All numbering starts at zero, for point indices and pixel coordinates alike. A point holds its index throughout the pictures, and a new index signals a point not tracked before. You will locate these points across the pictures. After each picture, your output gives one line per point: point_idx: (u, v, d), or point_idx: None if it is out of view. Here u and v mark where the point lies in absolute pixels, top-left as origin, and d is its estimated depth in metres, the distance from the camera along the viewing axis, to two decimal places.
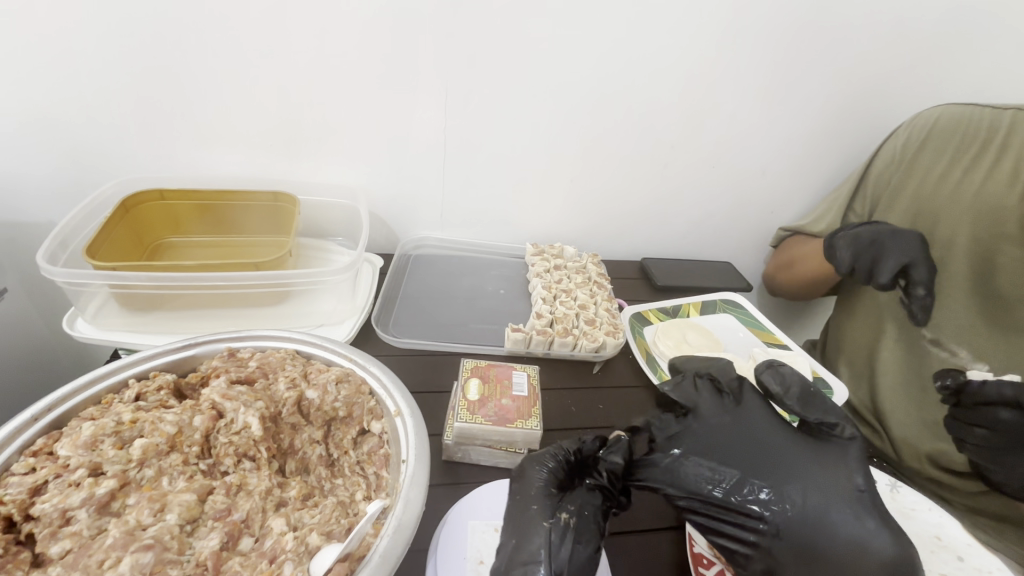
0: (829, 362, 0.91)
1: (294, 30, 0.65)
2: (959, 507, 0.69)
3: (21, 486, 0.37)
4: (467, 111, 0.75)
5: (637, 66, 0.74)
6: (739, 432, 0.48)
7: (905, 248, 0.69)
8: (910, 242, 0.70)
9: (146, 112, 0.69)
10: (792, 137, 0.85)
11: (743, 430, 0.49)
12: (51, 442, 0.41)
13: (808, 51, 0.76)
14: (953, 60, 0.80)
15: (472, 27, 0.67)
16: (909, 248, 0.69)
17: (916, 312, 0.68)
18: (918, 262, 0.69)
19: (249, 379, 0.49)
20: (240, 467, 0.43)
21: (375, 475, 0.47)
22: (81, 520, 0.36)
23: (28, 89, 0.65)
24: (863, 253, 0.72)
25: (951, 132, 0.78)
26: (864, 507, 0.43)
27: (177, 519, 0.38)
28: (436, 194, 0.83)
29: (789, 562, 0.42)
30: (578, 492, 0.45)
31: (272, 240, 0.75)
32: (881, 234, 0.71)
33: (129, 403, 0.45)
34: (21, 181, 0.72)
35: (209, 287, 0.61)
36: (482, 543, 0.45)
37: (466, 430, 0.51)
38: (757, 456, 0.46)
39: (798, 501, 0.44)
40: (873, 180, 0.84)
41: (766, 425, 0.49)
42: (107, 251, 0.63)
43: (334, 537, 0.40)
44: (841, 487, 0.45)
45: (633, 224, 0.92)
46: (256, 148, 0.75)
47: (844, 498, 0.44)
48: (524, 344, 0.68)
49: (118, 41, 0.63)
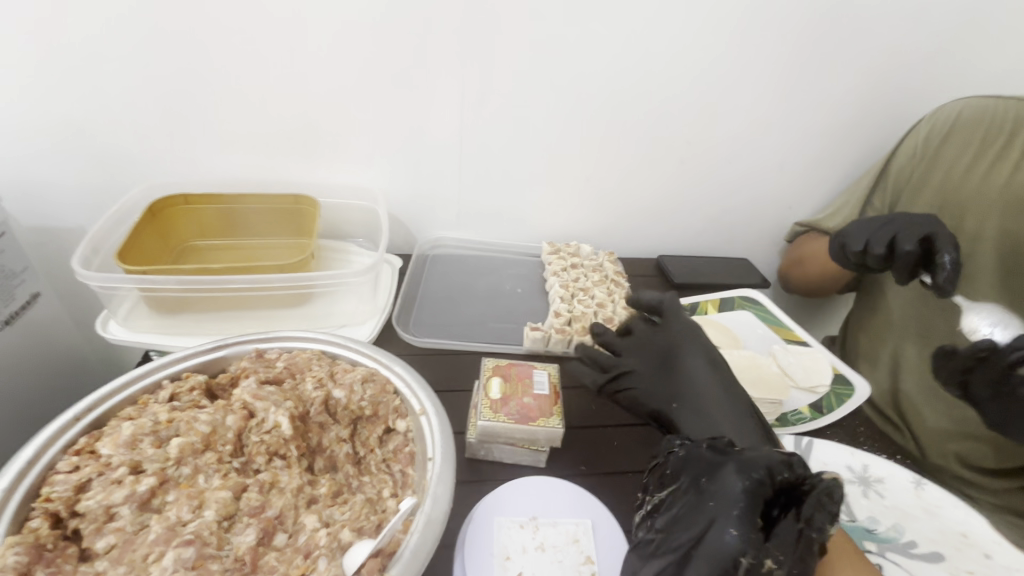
0: (850, 360, 0.90)
1: (313, 36, 0.67)
2: (986, 505, 0.68)
3: (66, 483, 0.38)
4: (482, 111, 0.75)
5: (651, 60, 0.74)
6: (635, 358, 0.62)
7: (921, 222, 0.66)
8: (922, 220, 0.67)
9: (171, 120, 0.71)
10: (809, 130, 0.84)
11: (645, 360, 0.61)
12: (93, 441, 0.42)
13: (823, 44, 0.75)
14: (974, 51, 0.79)
15: (487, 27, 0.68)
16: (925, 222, 0.66)
17: (944, 282, 0.60)
18: (940, 232, 0.64)
19: (277, 379, 0.50)
20: (271, 465, 0.45)
21: (401, 472, 0.48)
22: (124, 516, 0.38)
23: (58, 95, 0.67)
24: (875, 232, 0.69)
25: (975, 125, 0.77)
26: (744, 412, 0.54)
27: (214, 515, 0.39)
28: (452, 193, 0.83)
29: (729, 463, 0.42)
30: (726, 481, 0.41)
31: (293, 243, 0.76)
32: (894, 216, 0.69)
33: (164, 403, 0.46)
34: (51, 189, 0.74)
35: (235, 290, 0.62)
36: (508, 540, 0.45)
37: (489, 428, 0.52)
38: (662, 377, 0.59)
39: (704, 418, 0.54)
40: (894, 176, 0.83)
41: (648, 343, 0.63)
42: (136, 256, 0.65)
43: (365, 533, 0.41)
44: (740, 408, 0.55)
45: (649, 220, 0.92)
46: (276, 152, 0.76)
47: (740, 412, 0.54)
48: (543, 343, 0.70)
49: (143, 49, 0.65)
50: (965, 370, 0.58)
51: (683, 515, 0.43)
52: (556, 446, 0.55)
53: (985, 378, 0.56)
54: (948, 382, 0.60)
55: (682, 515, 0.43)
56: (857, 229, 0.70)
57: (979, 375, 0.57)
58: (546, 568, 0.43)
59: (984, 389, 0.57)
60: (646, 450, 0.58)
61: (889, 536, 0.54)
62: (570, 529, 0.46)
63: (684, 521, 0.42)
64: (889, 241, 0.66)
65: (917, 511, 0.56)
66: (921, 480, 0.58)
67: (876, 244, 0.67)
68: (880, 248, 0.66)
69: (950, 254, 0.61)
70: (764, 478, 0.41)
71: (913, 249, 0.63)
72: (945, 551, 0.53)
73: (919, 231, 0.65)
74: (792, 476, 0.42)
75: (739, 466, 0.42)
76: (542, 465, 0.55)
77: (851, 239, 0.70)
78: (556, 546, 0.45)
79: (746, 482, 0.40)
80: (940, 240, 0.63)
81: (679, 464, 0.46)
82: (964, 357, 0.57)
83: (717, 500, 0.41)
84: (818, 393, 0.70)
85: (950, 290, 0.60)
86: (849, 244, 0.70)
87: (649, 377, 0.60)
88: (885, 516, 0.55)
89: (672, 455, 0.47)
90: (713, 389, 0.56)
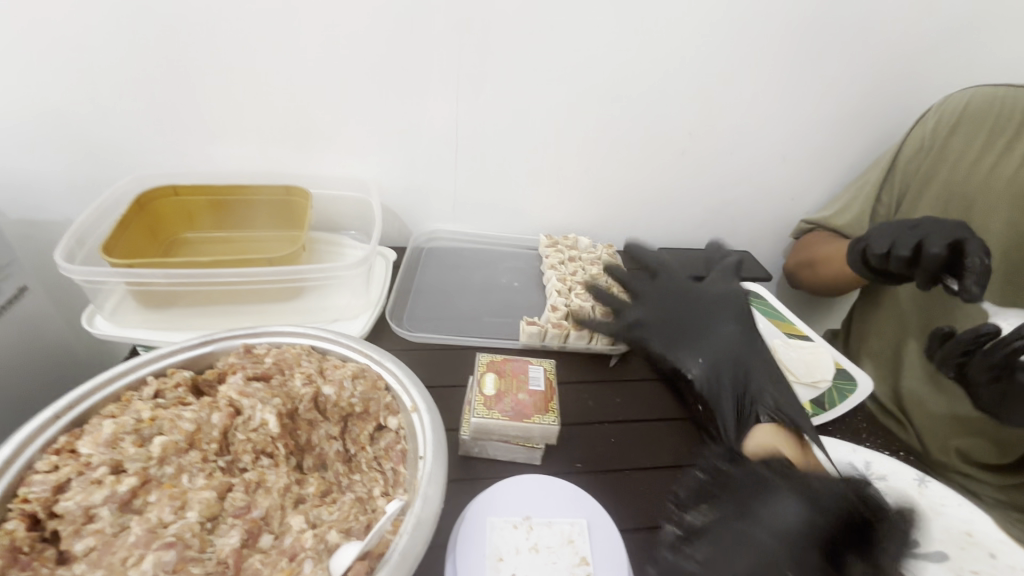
0: (851, 354, 0.89)
1: (302, 22, 0.64)
2: (988, 500, 0.66)
3: (44, 483, 0.37)
4: (477, 100, 0.73)
5: (652, 47, 0.72)
6: (667, 308, 0.66)
7: (950, 226, 0.63)
8: (952, 224, 0.64)
9: (157, 109, 0.69)
10: (815, 120, 0.82)
11: (671, 299, 0.67)
12: (74, 440, 0.41)
13: (830, 30, 0.73)
14: (987, 37, 0.76)
15: (484, 14, 0.66)
16: (954, 227, 0.63)
17: (970, 286, 0.57)
18: (970, 237, 0.61)
19: (266, 375, 0.49)
20: (258, 464, 0.44)
21: (392, 471, 0.46)
22: (104, 518, 0.37)
23: (40, 83, 0.65)
24: (900, 235, 0.66)
25: (984, 115, 0.75)
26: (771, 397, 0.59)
27: (197, 516, 0.38)
28: (448, 183, 0.81)
29: (788, 488, 0.45)
30: (783, 507, 0.43)
31: (284, 235, 0.75)
32: (923, 219, 0.66)
33: (148, 400, 0.45)
34: (37, 180, 0.72)
35: (223, 284, 0.61)
36: (500, 541, 0.44)
37: (483, 425, 0.50)
38: (691, 324, 0.65)
39: (726, 383, 0.60)
40: (902, 170, 0.80)
41: (678, 289, 0.69)
42: (123, 249, 0.63)
43: (353, 534, 0.40)
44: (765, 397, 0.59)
45: (649, 212, 0.90)
46: (267, 142, 0.74)
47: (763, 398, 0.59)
48: (540, 337, 0.68)
49: (126, 36, 0.63)
50: (963, 355, 0.59)
51: (725, 550, 0.42)
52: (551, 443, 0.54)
53: (984, 362, 0.56)
54: (943, 364, 0.61)
55: (724, 545, 0.42)
56: (880, 232, 0.68)
57: (978, 361, 0.57)
58: (540, 570, 0.42)
59: (983, 374, 0.57)
60: (645, 448, 0.57)
61: None
62: (565, 529, 0.45)
63: (728, 551, 0.42)
64: (915, 243, 0.64)
65: (921, 510, 0.55)
66: (924, 478, 0.57)
67: (900, 246, 0.64)
68: (903, 250, 0.63)
69: (980, 258, 0.58)
70: (822, 507, 0.43)
71: (941, 251, 0.60)
72: (949, 550, 0.51)
73: (948, 234, 0.62)
74: (860, 508, 0.44)
75: (796, 493, 0.44)
76: (537, 462, 0.54)
77: (874, 240, 0.68)
78: (549, 547, 0.44)
79: (801, 509, 0.43)
80: (969, 243, 0.60)
81: (728, 489, 0.47)
82: (962, 340, 0.58)
83: (768, 527, 0.43)
84: (820, 388, 0.68)
85: (978, 295, 0.57)
86: (871, 247, 0.68)
87: (682, 326, 0.64)
88: None
89: (718, 481, 0.49)
90: (744, 369, 0.62)
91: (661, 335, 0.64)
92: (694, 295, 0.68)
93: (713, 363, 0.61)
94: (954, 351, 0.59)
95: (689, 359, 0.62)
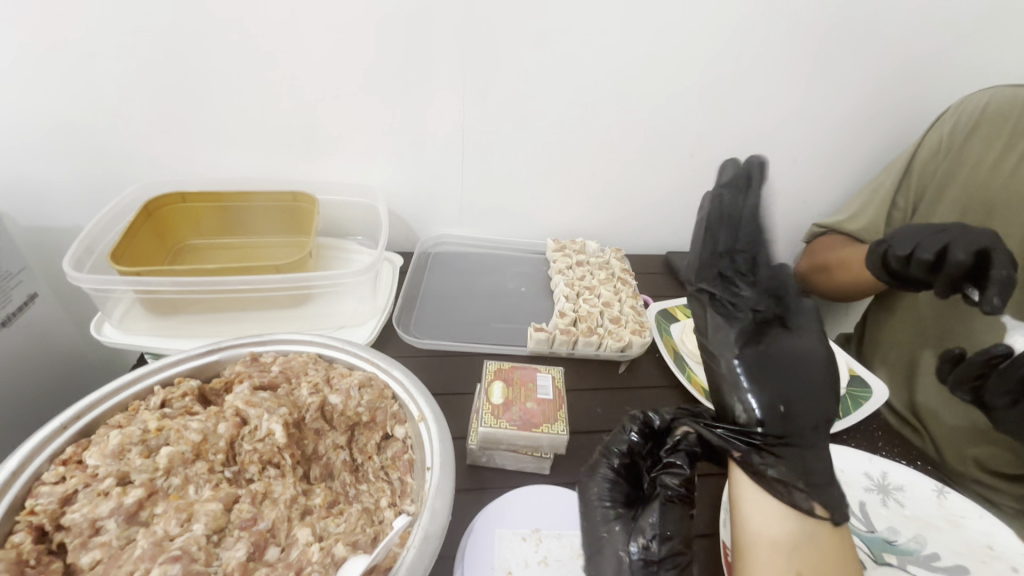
0: (864, 360, 0.88)
1: (307, 29, 0.64)
2: (1007, 511, 0.65)
3: (51, 495, 0.37)
4: (483, 106, 0.73)
5: (659, 51, 0.71)
6: (762, 328, 0.51)
7: (980, 234, 0.61)
8: (984, 232, 0.61)
9: (164, 117, 0.69)
10: (827, 122, 0.80)
11: (765, 322, 0.51)
12: (80, 450, 0.41)
13: (840, 31, 0.72)
14: (1003, 36, 0.74)
15: (488, 19, 0.65)
16: (984, 234, 0.61)
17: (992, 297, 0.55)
18: (999, 248, 0.59)
19: (272, 384, 0.49)
20: (265, 475, 0.43)
21: (399, 481, 0.46)
22: (110, 530, 0.37)
23: (50, 94, 0.65)
24: (925, 238, 0.64)
25: (1003, 116, 0.73)
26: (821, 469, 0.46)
27: (204, 529, 0.37)
28: (454, 189, 0.81)
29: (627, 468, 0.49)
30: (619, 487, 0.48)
31: (291, 241, 0.75)
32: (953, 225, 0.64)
33: (155, 410, 0.44)
34: (46, 188, 0.73)
35: (230, 291, 0.60)
36: (510, 554, 0.44)
37: (490, 435, 0.50)
38: (785, 365, 0.49)
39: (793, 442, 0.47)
40: (918, 173, 0.79)
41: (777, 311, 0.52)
42: (130, 256, 0.63)
43: (360, 547, 0.39)
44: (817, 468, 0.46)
45: (657, 215, 0.89)
46: (273, 148, 0.74)
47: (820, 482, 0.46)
48: (547, 344, 0.67)
49: (133, 45, 0.63)
50: (978, 378, 0.57)
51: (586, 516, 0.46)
52: (561, 453, 0.53)
53: (1000, 386, 0.55)
54: (959, 389, 0.59)
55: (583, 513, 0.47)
56: (904, 235, 0.67)
57: (995, 383, 0.56)
58: None
59: (1001, 397, 0.56)
60: None
61: (910, 548, 0.51)
62: (574, 542, 0.46)
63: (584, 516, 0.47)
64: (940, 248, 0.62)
65: (940, 522, 0.53)
66: (944, 489, 0.56)
67: (924, 249, 0.63)
68: (926, 254, 0.61)
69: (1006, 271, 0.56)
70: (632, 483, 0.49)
71: (965, 257, 0.58)
72: (969, 564, 0.50)
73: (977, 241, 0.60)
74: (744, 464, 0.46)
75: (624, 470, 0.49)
76: (546, 472, 0.53)
77: (897, 243, 0.67)
78: (559, 561, 0.45)
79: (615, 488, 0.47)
80: (996, 253, 0.58)
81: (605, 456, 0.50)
82: (975, 362, 0.57)
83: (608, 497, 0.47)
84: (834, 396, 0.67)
85: (999, 307, 0.54)
86: (893, 248, 0.67)
87: (772, 360, 0.49)
88: (905, 526, 0.53)
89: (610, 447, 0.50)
90: (811, 429, 0.48)
91: (749, 360, 0.49)
92: (796, 330, 0.52)
93: (793, 417, 0.47)
94: (967, 374, 0.57)
95: (770, 401, 0.47)
